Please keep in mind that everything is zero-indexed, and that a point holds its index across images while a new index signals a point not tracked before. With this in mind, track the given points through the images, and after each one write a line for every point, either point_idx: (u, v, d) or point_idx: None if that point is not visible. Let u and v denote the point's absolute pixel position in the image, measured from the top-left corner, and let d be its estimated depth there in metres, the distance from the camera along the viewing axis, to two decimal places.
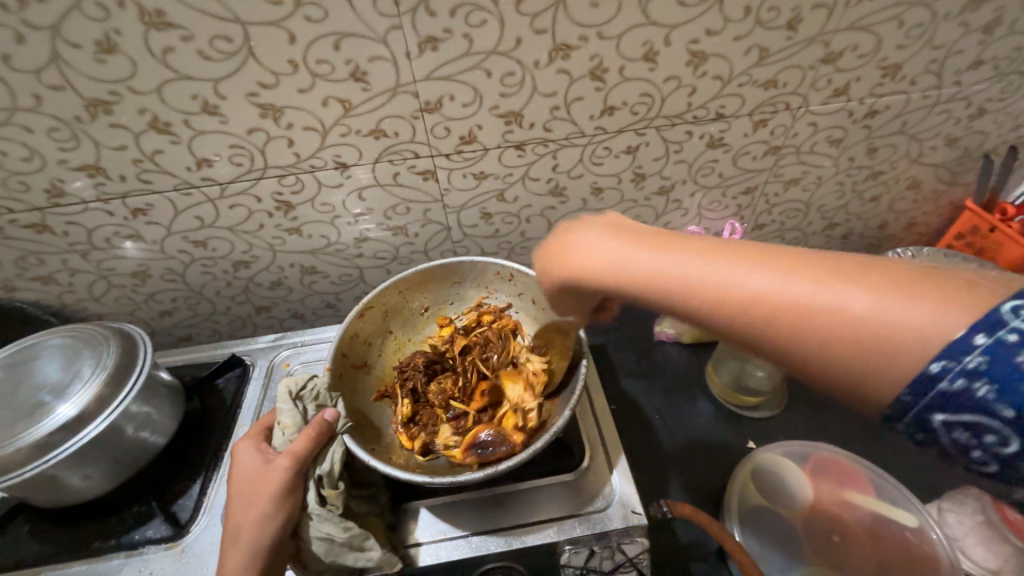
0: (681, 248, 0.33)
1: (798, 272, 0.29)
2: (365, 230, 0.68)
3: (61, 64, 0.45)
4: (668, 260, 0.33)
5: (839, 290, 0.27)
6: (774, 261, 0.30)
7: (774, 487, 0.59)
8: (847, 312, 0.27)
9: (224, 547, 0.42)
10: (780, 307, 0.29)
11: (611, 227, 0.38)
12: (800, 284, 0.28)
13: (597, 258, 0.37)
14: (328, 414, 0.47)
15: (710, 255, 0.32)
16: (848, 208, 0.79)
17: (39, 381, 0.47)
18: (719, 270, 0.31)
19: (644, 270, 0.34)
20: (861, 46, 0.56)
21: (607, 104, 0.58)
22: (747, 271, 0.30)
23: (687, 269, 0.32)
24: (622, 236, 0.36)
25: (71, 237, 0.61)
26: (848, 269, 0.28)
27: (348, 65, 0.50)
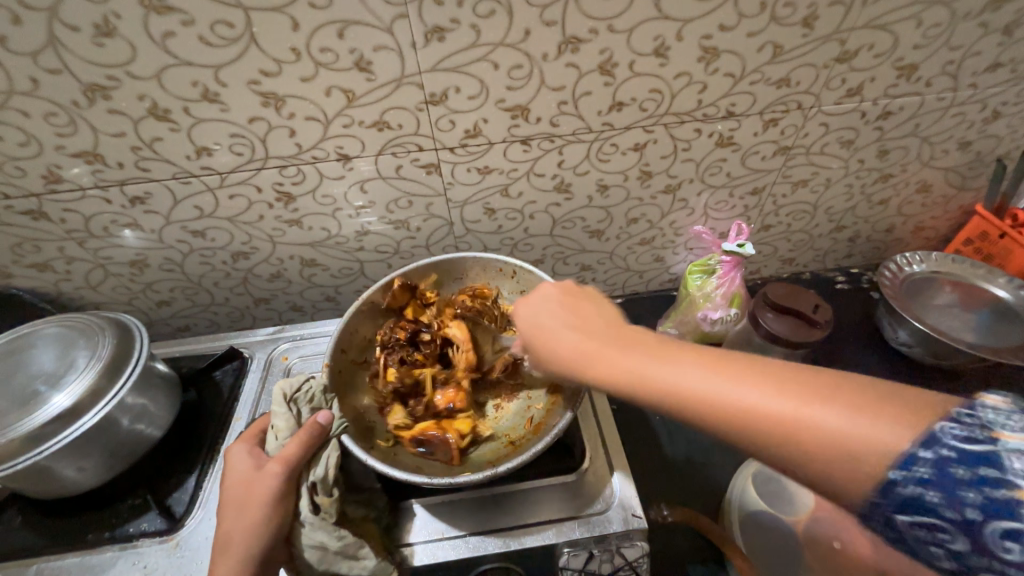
0: (663, 355, 0.37)
1: (763, 385, 0.32)
2: (366, 223, 0.67)
3: (58, 47, 0.44)
4: (655, 360, 0.36)
5: (806, 405, 0.31)
6: (741, 370, 0.34)
7: (778, 492, 0.58)
8: (819, 430, 0.30)
9: (213, 554, 0.41)
10: (760, 420, 0.31)
11: (592, 322, 0.42)
12: (775, 398, 0.32)
13: (592, 355, 0.39)
14: (322, 416, 0.46)
15: (679, 356, 0.36)
16: (856, 210, 0.78)
17: (35, 371, 0.46)
18: (707, 382, 0.34)
19: (623, 369, 0.37)
20: (877, 45, 0.55)
21: (616, 99, 0.57)
22: (727, 382, 0.33)
23: (682, 379, 0.34)
24: (597, 335, 0.40)
25: (68, 224, 0.60)
26: (802, 377, 0.32)
27: (352, 54, 0.48)
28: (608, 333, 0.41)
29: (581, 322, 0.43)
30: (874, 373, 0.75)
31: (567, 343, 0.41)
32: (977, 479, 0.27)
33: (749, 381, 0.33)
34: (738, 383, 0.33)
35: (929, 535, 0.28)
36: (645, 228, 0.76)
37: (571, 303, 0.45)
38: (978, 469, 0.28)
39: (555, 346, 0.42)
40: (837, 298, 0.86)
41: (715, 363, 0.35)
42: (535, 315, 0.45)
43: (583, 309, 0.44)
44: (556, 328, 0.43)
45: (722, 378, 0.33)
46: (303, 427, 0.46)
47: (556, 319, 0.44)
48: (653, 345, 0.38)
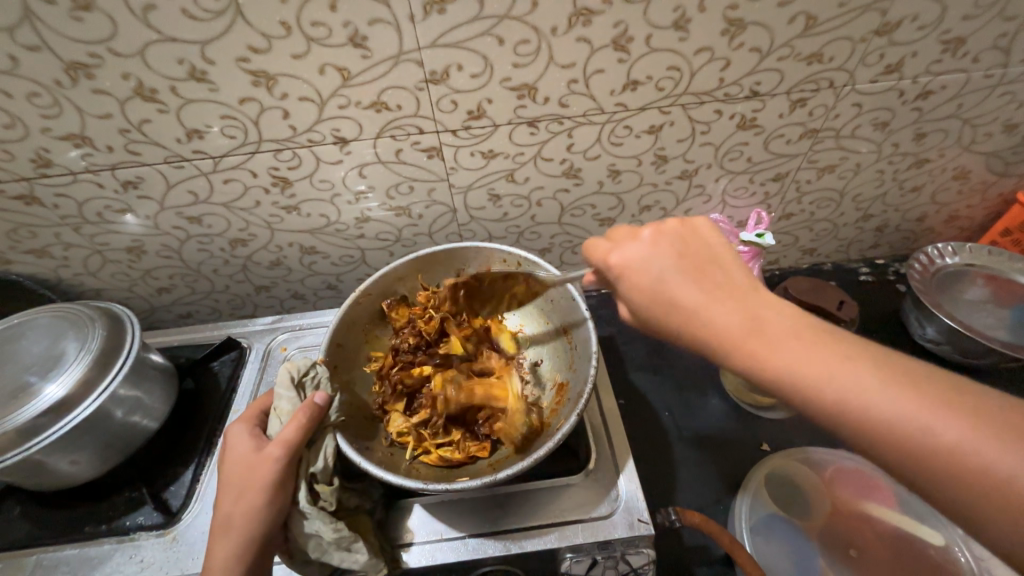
0: (823, 351, 0.31)
1: (938, 411, 0.28)
2: (366, 209, 0.65)
3: (35, 22, 0.42)
4: (826, 363, 0.31)
5: (987, 447, 0.26)
6: (903, 381, 0.29)
7: (791, 494, 0.56)
8: (996, 476, 0.25)
9: (214, 532, 0.40)
10: (936, 457, 0.27)
11: (724, 288, 0.37)
12: (934, 416, 0.27)
13: (726, 335, 0.35)
14: (318, 397, 0.44)
15: (858, 363, 0.30)
16: (886, 198, 0.73)
17: (25, 363, 0.45)
18: (881, 394, 0.29)
19: (791, 367, 0.32)
20: (922, 16, 0.50)
21: (630, 78, 0.52)
22: (885, 392, 0.29)
23: (853, 387, 0.30)
24: (743, 314, 0.35)
25: (61, 210, 0.59)
26: (976, 411, 0.27)
27: (346, 29, 0.45)
28: (757, 313, 0.35)
29: (716, 291, 0.37)
30: None
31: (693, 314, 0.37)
32: None
33: (906, 392, 0.29)
34: (929, 407, 0.28)
35: None
36: (659, 216, 0.72)
37: (700, 270, 0.38)
38: None
39: (679, 315, 0.37)
40: (860, 290, 0.82)
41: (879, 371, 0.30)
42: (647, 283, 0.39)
43: (720, 282, 0.37)
44: (680, 299, 0.38)
45: (903, 397, 0.28)
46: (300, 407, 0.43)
47: (682, 287, 0.38)
48: (816, 335, 0.33)
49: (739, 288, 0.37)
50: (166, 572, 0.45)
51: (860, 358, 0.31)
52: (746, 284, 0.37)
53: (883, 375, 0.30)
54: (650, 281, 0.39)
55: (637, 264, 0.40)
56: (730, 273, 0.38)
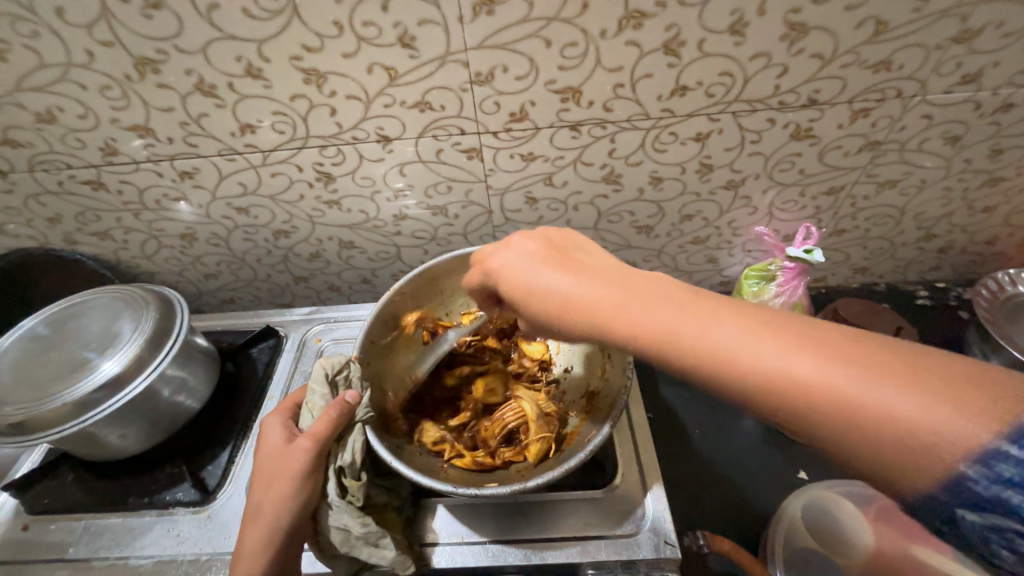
0: (703, 318, 0.30)
1: (781, 343, 0.28)
2: (404, 207, 0.65)
3: (111, 19, 0.44)
4: (707, 328, 0.30)
5: (831, 370, 0.26)
6: (781, 336, 0.28)
7: (829, 531, 0.53)
8: (841, 399, 0.26)
9: (244, 520, 0.41)
10: (793, 392, 0.27)
11: (605, 272, 0.36)
12: (820, 366, 0.26)
13: (588, 305, 0.34)
14: (349, 395, 0.46)
15: (735, 323, 0.30)
16: (952, 218, 0.68)
17: (86, 340, 0.48)
18: (762, 351, 0.28)
19: (678, 334, 0.30)
20: (1008, 22, 0.46)
21: (679, 84, 0.51)
22: (766, 349, 0.28)
23: (709, 338, 0.29)
24: (618, 286, 0.34)
25: (124, 196, 0.62)
26: (851, 351, 0.27)
27: (396, 29, 0.45)
28: (637, 287, 0.34)
29: (573, 269, 0.37)
30: None
31: (578, 299, 0.35)
32: None
33: (784, 344, 0.28)
34: (775, 342, 0.28)
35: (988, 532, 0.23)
36: (700, 226, 0.70)
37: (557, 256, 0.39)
38: None
39: (544, 295, 0.37)
40: (916, 315, 0.77)
41: (756, 328, 0.29)
42: (531, 277, 0.38)
43: (581, 261, 0.38)
44: (566, 284, 0.36)
45: (784, 351, 0.28)
46: (331, 404, 0.45)
47: (545, 271, 0.38)
48: (668, 292, 0.33)
49: (595, 266, 0.37)
50: (200, 547, 0.47)
51: (737, 318, 0.30)
52: (599, 261, 0.38)
53: (760, 330, 0.29)
54: (513, 271, 0.40)
55: (507, 255, 0.41)
56: (585, 257, 0.39)
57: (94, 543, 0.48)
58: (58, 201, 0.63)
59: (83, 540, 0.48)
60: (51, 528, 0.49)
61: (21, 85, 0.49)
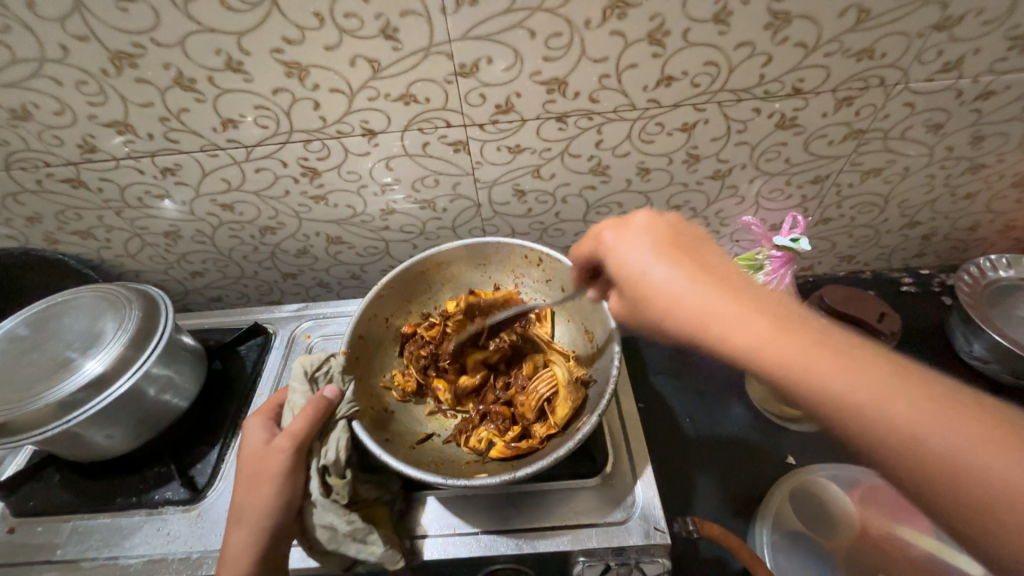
0: (822, 348, 0.29)
1: (924, 404, 0.26)
2: (392, 201, 0.65)
3: (84, 12, 0.43)
4: (823, 361, 0.29)
5: (970, 443, 0.25)
6: (902, 388, 0.27)
7: (816, 514, 0.53)
8: (965, 469, 0.25)
9: (229, 522, 0.41)
10: (919, 454, 0.26)
11: (717, 276, 0.35)
12: (945, 435, 0.25)
13: (715, 315, 0.32)
14: (328, 391, 0.46)
15: (853, 361, 0.29)
16: (935, 205, 0.69)
17: (67, 341, 0.48)
18: (883, 401, 0.27)
19: (787, 359, 0.29)
20: (988, 9, 0.46)
21: (665, 73, 0.51)
22: (880, 398, 0.27)
23: (847, 379, 0.28)
24: (728, 296, 0.33)
25: (105, 194, 0.61)
26: (978, 420, 0.26)
27: (378, 20, 0.45)
28: (747, 300, 0.32)
29: (693, 269, 0.35)
30: None
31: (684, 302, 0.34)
32: None
33: (902, 393, 0.27)
34: (914, 398, 0.27)
35: None
36: (688, 216, 0.70)
37: (673, 248, 0.37)
38: None
39: (659, 294, 0.35)
40: (901, 302, 0.78)
41: (874, 372, 0.28)
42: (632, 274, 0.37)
43: (701, 261, 0.36)
44: (673, 286, 0.35)
45: (907, 405, 0.27)
46: (310, 401, 0.45)
47: (662, 266, 0.36)
48: (780, 311, 0.32)
49: (706, 265, 0.36)
50: (191, 546, 0.47)
51: (852, 357, 0.29)
52: (717, 264, 0.36)
53: (878, 380, 0.28)
54: (625, 262, 0.38)
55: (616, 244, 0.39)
56: (702, 256, 0.36)
57: (82, 544, 0.48)
58: (38, 200, 0.62)
59: (72, 541, 0.48)
60: (38, 530, 0.49)
61: None
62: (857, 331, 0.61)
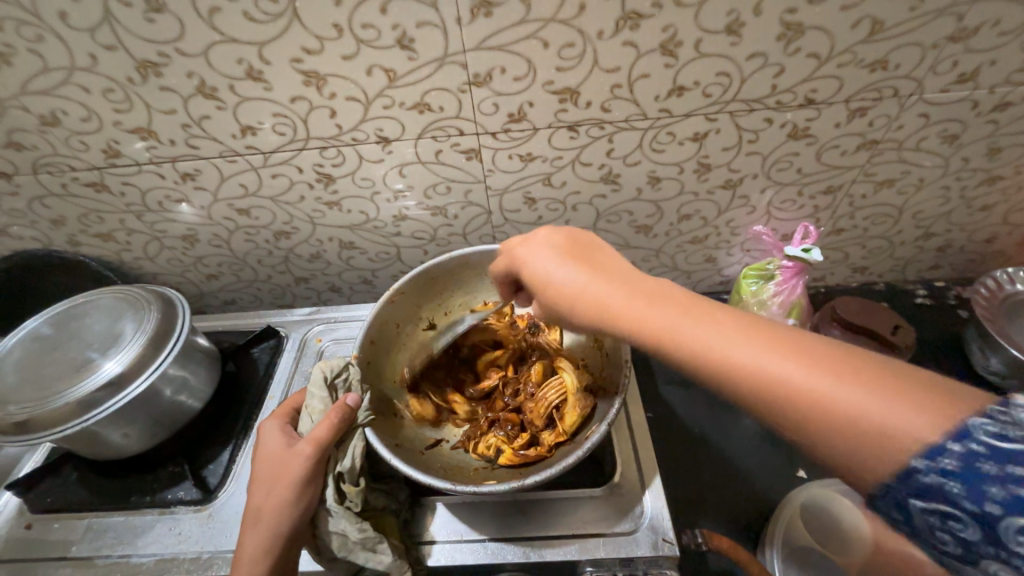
0: (692, 315, 0.33)
1: (789, 355, 0.29)
2: (404, 208, 0.66)
3: (113, 23, 0.45)
4: (693, 327, 0.32)
5: (827, 383, 0.27)
6: (762, 336, 0.30)
7: (835, 530, 0.52)
8: (832, 411, 0.27)
9: (243, 525, 0.42)
10: (784, 395, 0.28)
11: (608, 269, 0.39)
12: (796, 372, 0.28)
13: (617, 307, 0.36)
14: (350, 399, 0.46)
15: (718, 321, 0.32)
16: (950, 216, 0.68)
17: (88, 340, 0.49)
18: (742, 351, 0.30)
19: (664, 328, 0.33)
20: (1004, 21, 0.46)
21: (677, 83, 0.51)
22: (742, 348, 0.30)
23: (722, 341, 0.31)
24: (619, 284, 0.37)
25: (127, 197, 0.63)
26: (827, 353, 0.29)
27: (394, 31, 0.46)
28: (632, 287, 0.37)
29: (592, 267, 0.39)
30: None
31: (584, 294, 0.38)
32: (1004, 476, 0.24)
33: (757, 341, 0.30)
34: (782, 350, 0.29)
35: (938, 520, 0.25)
36: (698, 225, 0.70)
37: (577, 251, 0.41)
38: (1010, 466, 0.23)
39: (566, 293, 0.39)
40: (916, 315, 0.77)
41: (733, 327, 0.31)
42: (540, 276, 0.42)
43: (605, 265, 0.40)
44: (574, 281, 0.39)
45: (768, 350, 0.30)
46: (332, 408, 0.45)
47: (568, 269, 0.40)
48: (661, 292, 0.36)
49: (606, 262, 0.40)
50: (202, 546, 0.47)
51: (719, 320, 0.32)
52: (612, 260, 0.40)
53: (745, 334, 0.31)
54: (537, 269, 0.42)
55: (526, 252, 0.43)
56: (601, 257, 0.41)
57: (97, 541, 0.49)
58: (62, 203, 0.63)
59: (87, 538, 0.49)
60: (54, 526, 0.50)
61: (25, 89, 0.50)
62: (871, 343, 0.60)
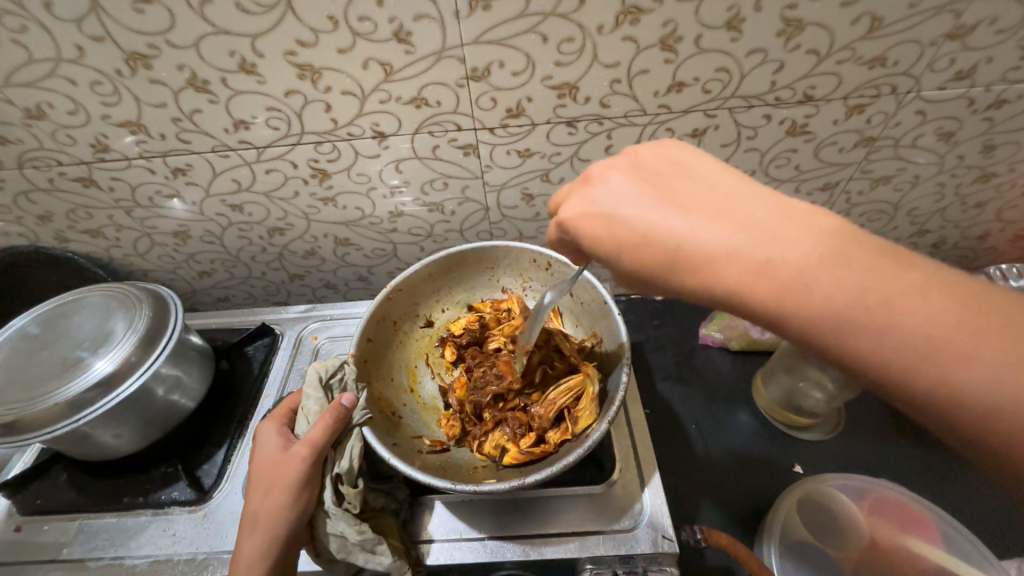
0: (855, 265, 0.26)
1: (979, 324, 0.24)
2: (400, 204, 0.65)
3: (100, 13, 0.43)
4: (860, 284, 0.25)
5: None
6: (940, 295, 0.25)
7: (829, 526, 0.53)
8: (984, 393, 0.23)
9: (241, 528, 0.41)
10: (959, 376, 0.23)
11: (719, 206, 0.31)
12: (988, 348, 0.23)
13: (745, 254, 0.28)
14: (345, 399, 0.45)
15: (892, 276, 0.25)
16: (945, 213, 0.69)
17: (78, 339, 0.48)
18: (920, 318, 0.24)
19: (818, 289, 0.26)
20: (1001, 19, 0.46)
21: (676, 79, 0.51)
22: (923, 316, 0.24)
23: (892, 303, 0.25)
24: (745, 226, 0.29)
25: (116, 193, 0.62)
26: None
27: (391, 24, 0.45)
28: (764, 225, 0.29)
29: (686, 203, 0.32)
30: None
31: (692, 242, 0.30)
32: None
33: (941, 302, 0.24)
34: (946, 304, 0.24)
35: None
36: None
37: (657, 183, 0.35)
38: None
39: (652, 236, 0.32)
40: None
41: (902, 278, 0.25)
42: (623, 220, 0.34)
43: (714, 201, 0.32)
44: (681, 225, 0.31)
45: (953, 317, 0.24)
46: (327, 409, 0.44)
47: (654, 208, 0.33)
48: (803, 235, 0.28)
49: (709, 199, 0.32)
50: (196, 547, 0.47)
51: (891, 275, 0.25)
52: (716, 192, 0.33)
53: (924, 297, 0.25)
54: (606, 213, 0.35)
55: (592, 195, 0.37)
56: (698, 189, 0.33)
57: (89, 543, 0.48)
58: (49, 198, 0.62)
59: (78, 540, 0.48)
60: (44, 528, 0.49)
61: (10, 81, 0.48)
62: None
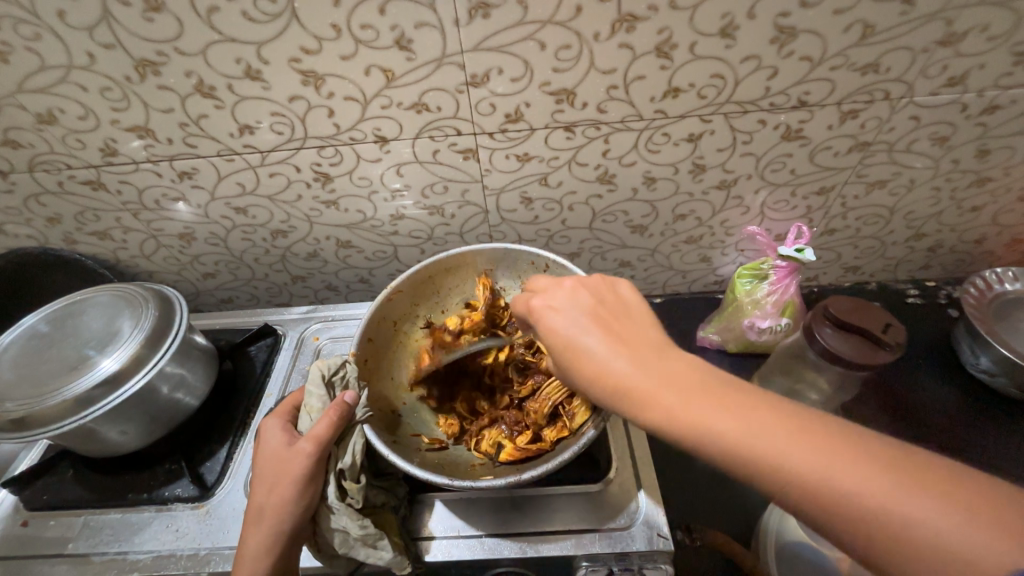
0: (711, 396, 0.29)
1: (835, 456, 0.25)
2: (401, 207, 0.66)
3: (112, 22, 0.45)
4: (721, 416, 0.28)
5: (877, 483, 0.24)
6: (801, 435, 0.27)
7: None
8: (893, 517, 0.24)
9: (246, 523, 0.42)
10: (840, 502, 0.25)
11: (625, 334, 0.35)
12: (852, 478, 0.25)
13: (638, 381, 0.32)
14: (348, 396, 0.46)
15: (751, 416, 0.28)
16: (941, 217, 0.69)
17: (86, 338, 0.49)
18: (790, 452, 0.26)
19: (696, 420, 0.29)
20: (992, 26, 0.47)
21: (672, 85, 0.52)
22: (788, 450, 0.26)
23: (755, 438, 0.27)
24: (637, 356, 0.33)
25: (124, 196, 0.63)
26: (863, 449, 0.26)
27: (393, 32, 0.46)
28: (656, 360, 0.32)
29: (624, 343, 0.34)
30: (942, 400, 0.68)
31: (599, 365, 0.34)
32: None
33: (792, 437, 0.27)
34: (804, 449, 0.26)
35: None
36: (693, 225, 0.71)
37: (607, 320, 0.36)
38: None
39: (591, 371, 0.34)
40: (908, 314, 0.78)
41: (750, 412, 0.28)
42: (558, 338, 0.37)
43: (622, 328, 0.36)
44: (590, 349, 0.35)
45: (810, 452, 0.26)
46: (331, 406, 0.45)
47: (590, 334, 0.35)
48: (681, 372, 0.31)
49: (625, 334, 0.35)
50: (199, 542, 0.48)
51: (745, 409, 0.28)
52: (637, 328, 0.36)
53: (780, 429, 0.27)
54: (562, 333, 0.37)
55: (544, 313, 0.39)
56: (620, 316, 0.36)
57: (94, 538, 0.49)
58: (58, 201, 0.63)
59: (83, 536, 0.49)
60: (50, 524, 0.50)
61: (22, 87, 0.50)
62: (860, 342, 0.60)
